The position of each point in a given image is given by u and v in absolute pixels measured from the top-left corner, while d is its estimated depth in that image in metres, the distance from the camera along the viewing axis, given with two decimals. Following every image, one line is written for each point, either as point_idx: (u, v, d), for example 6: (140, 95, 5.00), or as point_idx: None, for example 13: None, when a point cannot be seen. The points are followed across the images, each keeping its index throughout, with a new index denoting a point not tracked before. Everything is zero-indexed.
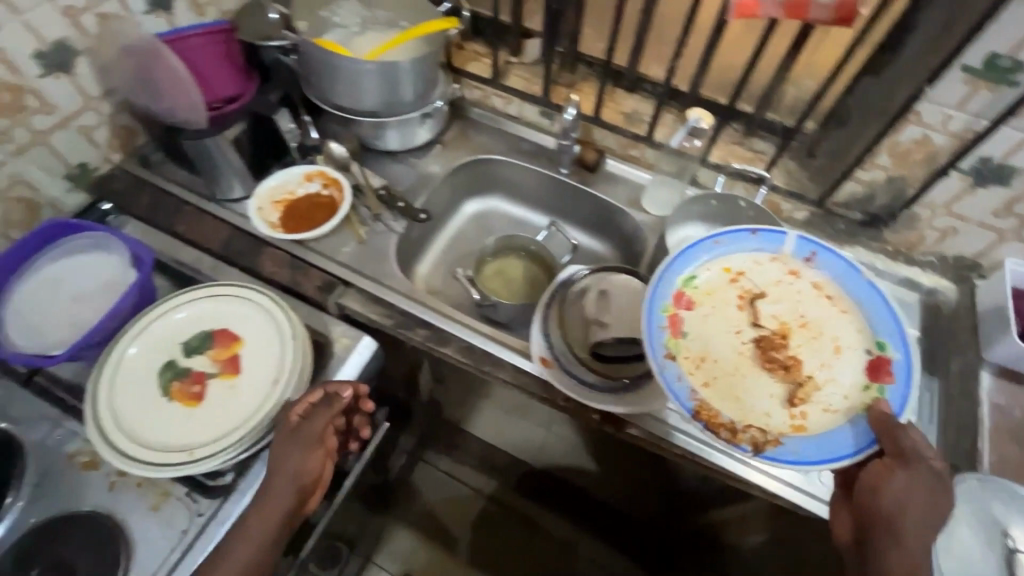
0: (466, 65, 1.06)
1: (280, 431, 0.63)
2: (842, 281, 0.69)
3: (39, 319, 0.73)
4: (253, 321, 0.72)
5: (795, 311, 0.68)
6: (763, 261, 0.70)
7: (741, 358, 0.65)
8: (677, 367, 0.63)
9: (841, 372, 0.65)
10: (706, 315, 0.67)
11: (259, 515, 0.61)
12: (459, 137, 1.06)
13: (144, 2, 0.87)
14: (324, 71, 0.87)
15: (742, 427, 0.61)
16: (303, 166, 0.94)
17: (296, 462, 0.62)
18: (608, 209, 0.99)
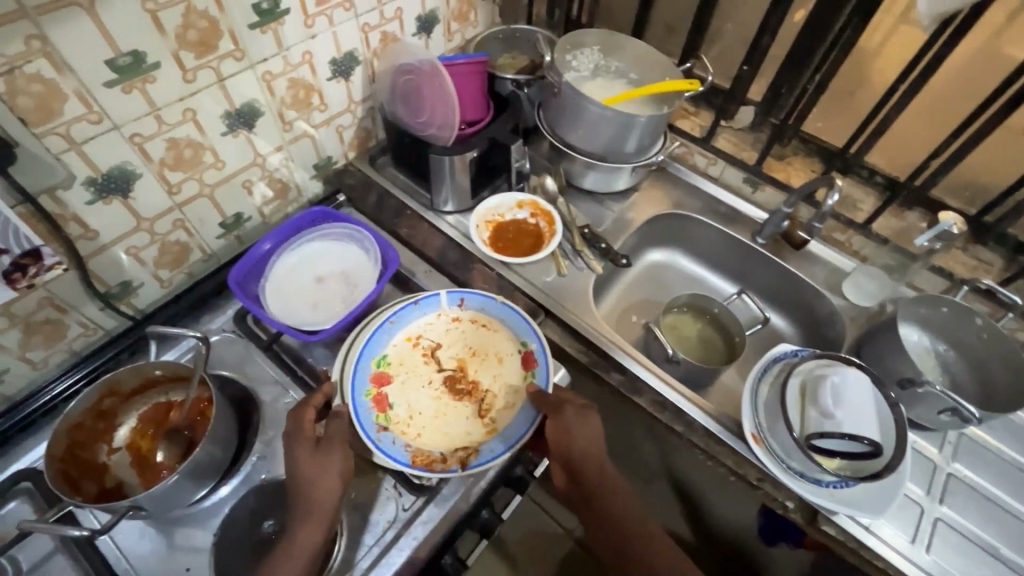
0: (676, 122, 1.09)
1: (302, 448, 0.64)
2: (485, 310, 0.82)
3: (291, 293, 0.82)
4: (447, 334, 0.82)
5: (465, 345, 0.81)
6: (429, 321, 0.82)
7: (440, 402, 0.76)
8: (392, 436, 0.72)
9: (503, 374, 0.78)
10: (403, 384, 0.77)
11: (297, 529, 0.60)
12: (656, 188, 1.08)
13: (416, 25, 0.97)
14: (567, 110, 0.92)
15: (450, 453, 0.71)
16: (517, 193, 0.99)
17: (328, 467, 0.63)
18: (804, 288, 0.97)
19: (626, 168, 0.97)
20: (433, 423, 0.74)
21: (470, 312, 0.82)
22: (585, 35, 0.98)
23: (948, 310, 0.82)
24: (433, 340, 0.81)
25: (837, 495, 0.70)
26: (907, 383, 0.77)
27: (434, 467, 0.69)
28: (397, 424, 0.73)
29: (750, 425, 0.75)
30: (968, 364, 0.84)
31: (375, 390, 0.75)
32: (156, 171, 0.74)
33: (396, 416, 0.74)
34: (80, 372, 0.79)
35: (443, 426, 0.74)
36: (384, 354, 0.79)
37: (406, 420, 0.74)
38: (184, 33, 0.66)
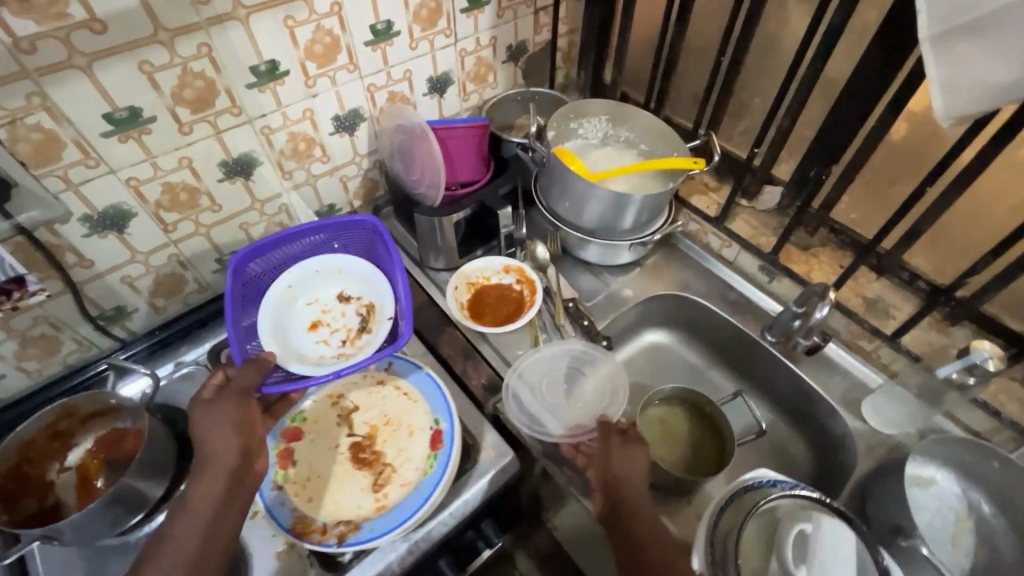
0: (691, 196, 1.02)
1: (197, 405, 0.62)
2: (406, 376, 0.76)
3: (312, 317, 0.79)
4: (367, 396, 0.75)
5: (380, 410, 0.73)
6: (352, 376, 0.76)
7: (338, 468, 0.68)
8: (282, 496, 0.66)
9: (410, 447, 0.70)
10: (310, 440, 0.71)
11: (195, 487, 0.58)
12: (662, 265, 1.00)
13: (427, 86, 0.99)
14: (556, 181, 0.88)
15: (335, 524, 0.64)
16: (506, 257, 0.95)
17: (226, 422, 0.61)
18: (815, 399, 0.84)
19: (621, 246, 0.92)
20: (328, 489, 0.66)
21: (394, 379, 0.76)
22: (587, 105, 0.94)
23: (1000, 466, 0.68)
24: (352, 402, 0.74)
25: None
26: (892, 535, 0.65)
27: (315, 538, 0.63)
28: (293, 483, 0.67)
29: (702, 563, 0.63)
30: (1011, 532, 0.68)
31: (283, 444, 0.70)
32: (152, 211, 0.79)
33: (295, 474, 0.68)
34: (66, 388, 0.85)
35: (338, 495, 0.66)
36: (300, 408, 0.73)
37: (304, 480, 0.68)
38: (181, 91, 0.71)
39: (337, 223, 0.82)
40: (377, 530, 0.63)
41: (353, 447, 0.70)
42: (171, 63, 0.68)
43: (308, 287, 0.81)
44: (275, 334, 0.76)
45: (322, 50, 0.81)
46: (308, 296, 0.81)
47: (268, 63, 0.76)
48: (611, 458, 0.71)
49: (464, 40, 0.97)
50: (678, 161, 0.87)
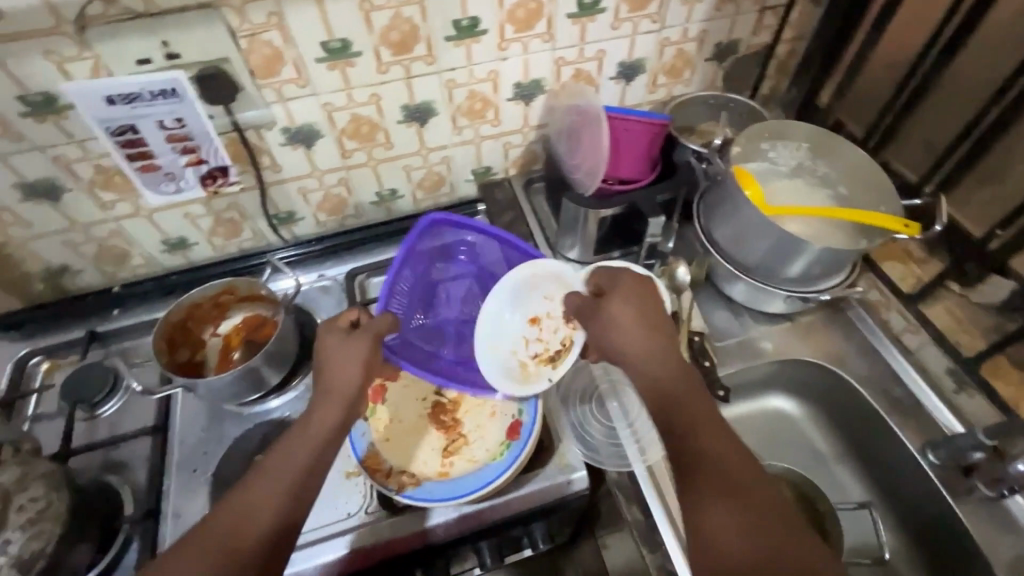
0: (882, 261, 0.85)
1: (330, 331, 0.66)
2: None
3: (535, 311, 0.74)
4: (465, 367, 0.77)
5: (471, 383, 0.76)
6: (457, 342, 0.79)
7: (419, 421, 0.73)
8: (364, 427, 0.71)
9: (487, 430, 0.72)
10: (403, 386, 0.76)
11: (318, 411, 0.62)
12: (814, 329, 0.85)
13: (617, 70, 0.93)
14: (723, 206, 0.79)
15: (398, 472, 0.68)
16: (641, 268, 0.86)
17: (355, 356, 0.65)
18: (968, 552, 0.68)
19: (777, 294, 0.80)
20: (406, 436, 0.71)
21: None
22: (792, 126, 0.82)
23: None
24: (449, 363, 0.77)
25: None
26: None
27: (378, 476, 0.67)
28: (376, 419, 0.72)
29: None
30: None
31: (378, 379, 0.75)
32: (336, 136, 0.87)
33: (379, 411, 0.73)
34: (232, 267, 0.99)
35: (413, 445, 0.71)
36: None
37: (386, 421, 0.73)
38: (388, 33, 0.76)
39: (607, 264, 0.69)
40: (439, 492, 0.65)
41: (437, 407, 0.74)
42: (386, 5, 0.72)
43: (556, 284, 0.74)
44: (493, 315, 0.74)
45: (524, 15, 0.80)
46: (550, 291, 0.74)
47: (470, 19, 0.78)
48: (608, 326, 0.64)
49: (672, 28, 0.89)
50: (885, 218, 0.72)
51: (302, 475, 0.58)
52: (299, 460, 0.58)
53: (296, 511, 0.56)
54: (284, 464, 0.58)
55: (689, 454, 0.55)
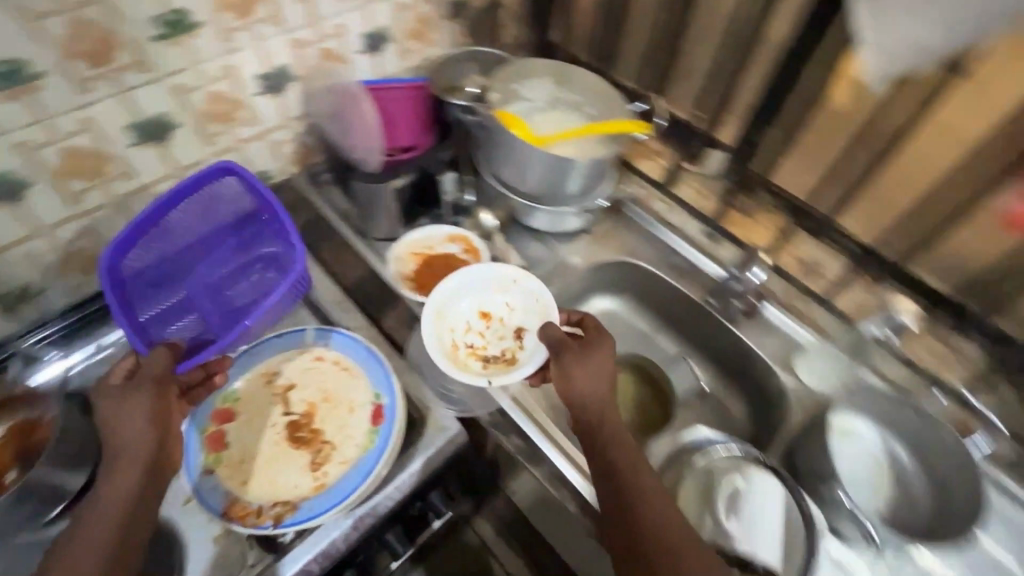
0: (637, 161, 1.02)
1: (100, 396, 0.58)
2: (348, 352, 0.72)
3: (490, 309, 0.80)
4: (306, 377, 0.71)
5: (318, 389, 0.70)
6: (289, 356, 0.72)
7: (274, 449, 0.66)
8: (215, 480, 0.63)
9: (349, 425, 0.67)
10: (245, 422, 0.68)
11: (111, 476, 0.55)
12: (607, 231, 0.99)
13: (362, 43, 0.92)
14: (499, 147, 0.85)
15: (270, 506, 0.62)
16: (450, 227, 0.93)
17: (115, 411, 0.57)
18: (753, 360, 0.87)
19: (568, 211, 0.90)
20: (266, 470, 0.65)
21: (332, 354, 0.72)
22: (532, 65, 0.93)
23: (917, 416, 0.73)
24: (288, 379, 0.71)
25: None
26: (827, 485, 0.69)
27: (249, 520, 0.61)
28: (227, 467, 0.64)
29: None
30: (922, 475, 0.74)
31: (213, 427, 0.67)
32: (50, 180, 0.71)
33: (227, 458, 0.65)
34: None
35: (275, 475, 0.64)
36: (234, 388, 0.70)
37: (238, 464, 0.65)
38: (70, 43, 0.63)
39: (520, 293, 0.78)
40: (318, 508, 0.62)
41: (291, 426, 0.68)
42: (53, 9, 0.60)
43: (524, 296, 0.80)
44: (456, 292, 0.81)
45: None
46: (512, 300, 0.81)
47: (175, 12, 0.69)
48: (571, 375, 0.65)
49: None
50: (623, 124, 0.84)
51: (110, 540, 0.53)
52: (96, 536, 0.52)
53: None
54: (84, 559, 0.51)
55: (643, 513, 0.57)
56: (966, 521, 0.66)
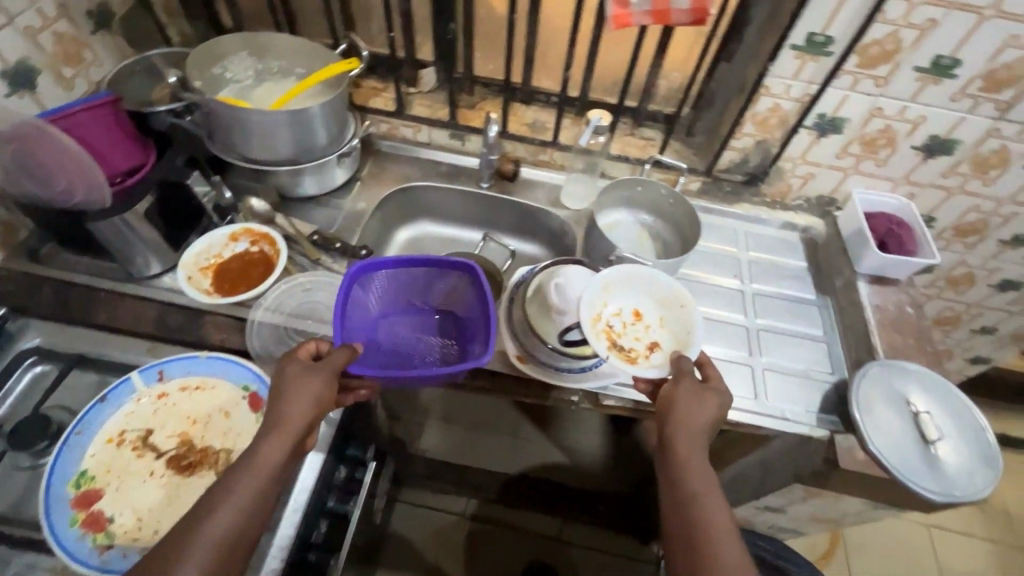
0: (368, 102, 1.09)
1: (293, 361, 0.64)
2: (194, 372, 0.69)
3: (641, 309, 0.79)
4: (162, 413, 0.66)
5: (185, 415, 0.66)
6: (129, 409, 0.65)
7: (169, 487, 0.61)
8: (120, 550, 0.56)
9: (237, 424, 0.66)
10: (119, 490, 0.60)
11: (268, 443, 0.58)
12: (376, 171, 1.08)
13: (7, 84, 0.80)
14: (232, 128, 0.84)
15: None
16: (226, 227, 0.90)
17: (306, 397, 0.61)
18: (533, 212, 1.07)
19: (330, 160, 0.94)
20: (170, 510, 0.59)
21: (177, 382, 0.68)
22: (221, 43, 0.90)
23: (641, 188, 1.01)
24: (142, 428, 0.64)
25: (597, 374, 0.81)
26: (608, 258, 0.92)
27: None
28: (126, 534, 0.57)
29: (514, 348, 0.81)
30: (662, 225, 1.03)
31: (83, 512, 0.58)
32: None
33: (122, 526, 0.58)
34: None
35: (184, 505, 0.59)
36: (83, 470, 0.61)
37: (137, 525, 0.58)
38: None
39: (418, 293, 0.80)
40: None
41: (170, 461, 0.62)
42: None
43: (619, 294, 0.80)
44: (625, 287, 0.80)
45: None
46: (644, 299, 0.80)
47: None
48: (681, 402, 0.70)
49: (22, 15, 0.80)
50: (335, 65, 0.90)
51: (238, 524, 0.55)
52: (228, 522, 0.54)
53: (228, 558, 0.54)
54: (217, 524, 0.53)
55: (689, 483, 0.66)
56: (693, 233, 0.97)
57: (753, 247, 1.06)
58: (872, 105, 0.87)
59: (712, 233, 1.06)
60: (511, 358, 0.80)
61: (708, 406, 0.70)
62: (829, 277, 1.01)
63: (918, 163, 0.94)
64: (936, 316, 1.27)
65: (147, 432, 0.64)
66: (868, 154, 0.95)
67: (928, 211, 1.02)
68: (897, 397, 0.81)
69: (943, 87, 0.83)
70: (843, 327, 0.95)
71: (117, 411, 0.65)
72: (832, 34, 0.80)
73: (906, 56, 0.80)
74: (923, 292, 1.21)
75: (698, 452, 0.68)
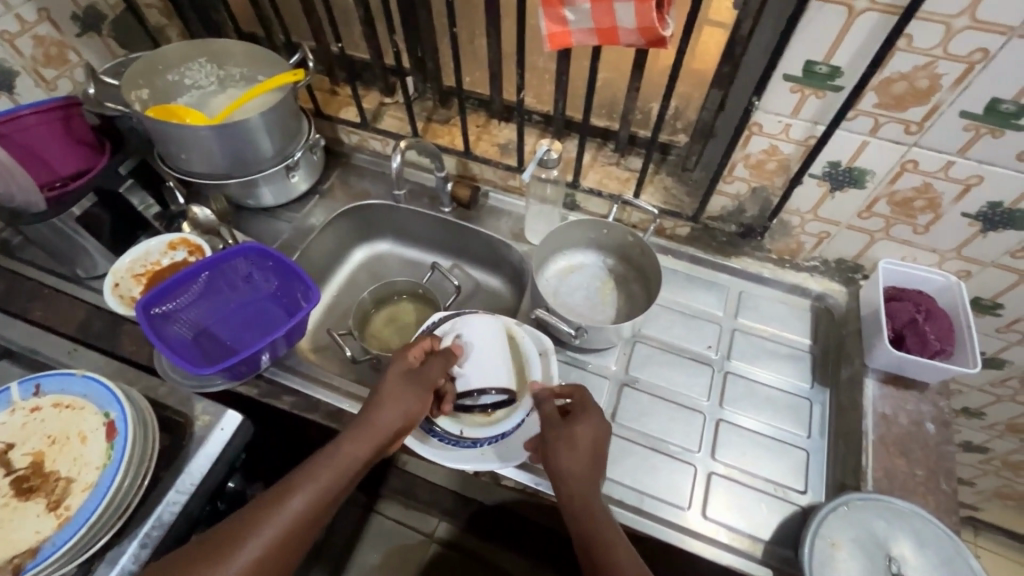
0: (339, 111, 1.04)
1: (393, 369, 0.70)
2: (68, 389, 0.69)
3: None
4: (25, 430, 0.66)
5: (42, 435, 0.66)
6: (1, 420, 0.67)
7: (2, 510, 0.61)
8: None
9: (83, 455, 0.65)
10: None
11: (354, 441, 0.64)
12: (339, 184, 1.04)
13: None
14: (167, 139, 0.83)
15: (5, 563, 0.58)
16: (166, 235, 0.90)
17: (405, 403, 0.68)
18: (492, 243, 0.97)
19: (275, 172, 0.92)
20: None
21: (50, 398, 0.68)
22: (171, 53, 0.89)
23: (607, 232, 0.87)
24: (4, 441, 0.66)
25: (486, 454, 0.72)
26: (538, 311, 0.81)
27: None
28: None
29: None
30: (630, 275, 0.89)
31: None
32: None
33: None
34: None
35: (6, 533, 0.60)
36: None
37: None
38: None
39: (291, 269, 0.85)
40: (63, 537, 0.59)
41: (14, 481, 0.63)
42: None
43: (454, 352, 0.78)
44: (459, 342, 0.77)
45: None
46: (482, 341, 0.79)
47: None
48: (565, 449, 0.64)
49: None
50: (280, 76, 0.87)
51: (302, 517, 0.60)
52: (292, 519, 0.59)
53: (286, 551, 0.59)
54: (276, 524, 0.58)
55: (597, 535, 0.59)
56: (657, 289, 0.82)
57: (744, 314, 0.86)
58: (903, 157, 0.66)
59: (696, 288, 0.89)
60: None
61: (583, 443, 0.64)
62: (834, 364, 0.81)
63: (974, 236, 0.70)
64: (1007, 423, 0.99)
65: (7, 447, 0.65)
66: (901, 217, 0.73)
67: (990, 295, 0.77)
68: (871, 542, 0.62)
69: (1004, 141, 0.60)
70: (835, 435, 0.75)
71: None
72: (839, 64, 0.61)
73: (948, 97, 0.59)
74: (988, 391, 0.94)
75: (590, 486, 0.62)
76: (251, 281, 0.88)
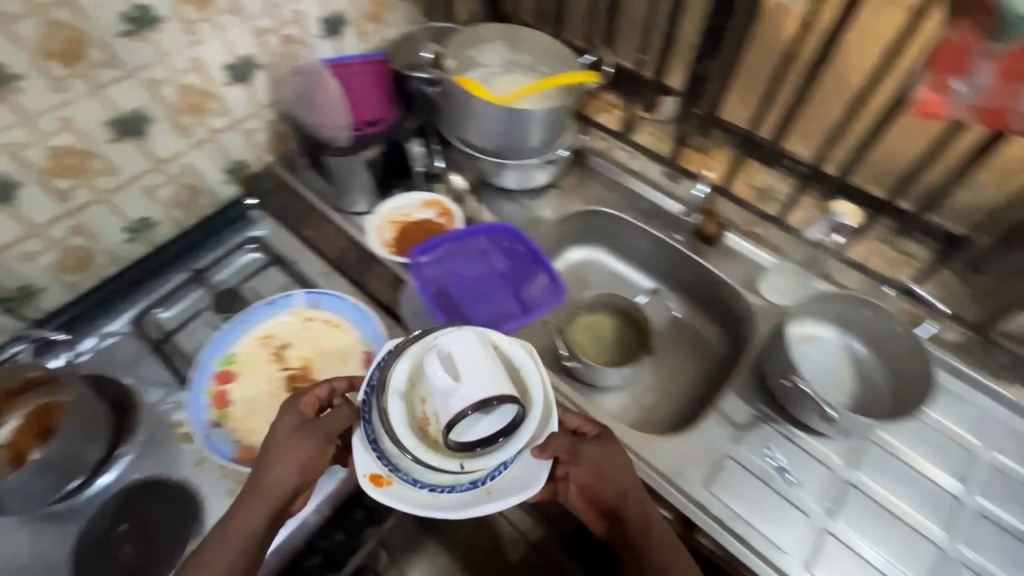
0: (597, 116, 1.07)
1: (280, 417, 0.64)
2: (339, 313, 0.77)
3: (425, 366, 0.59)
4: (302, 335, 0.76)
5: (312, 347, 0.76)
6: (282, 320, 0.77)
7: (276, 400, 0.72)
8: (223, 431, 0.69)
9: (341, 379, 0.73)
10: (242, 382, 0.73)
11: (241, 511, 0.61)
12: (576, 183, 1.05)
13: (322, 27, 0.97)
14: (461, 108, 0.90)
15: None
16: (422, 193, 0.98)
17: (298, 464, 0.62)
18: (719, 284, 0.93)
19: (532, 164, 0.96)
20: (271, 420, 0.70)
21: (323, 315, 0.78)
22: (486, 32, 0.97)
23: (869, 312, 0.79)
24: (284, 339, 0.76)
25: (494, 491, 0.56)
26: (780, 377, 0.74)
27: None
28: (234, 420, 0.70)
29: (376, 464, 0.57)
30: (876, 365, 0.81)
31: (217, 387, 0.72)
32: (41, 179, 0.76)
33: (234, 412, 0.71)
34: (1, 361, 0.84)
35: None
36: (232, 351, 0.75)
37: (244, 417, 0.71)
38: (47, 44, 0.68)
39: (538, 256, 0.89)
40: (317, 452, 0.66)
41: (288, 379, 0.74)
42: (27, 11, 0.65)
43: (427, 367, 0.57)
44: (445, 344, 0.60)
45: None
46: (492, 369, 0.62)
47: (140, 9, 0.73)
48: (598, 465, 0.64)
49: None
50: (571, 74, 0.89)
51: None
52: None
53: None
54: None
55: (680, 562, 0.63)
56: (918, 393, 0.74)
57: (1004, 448, 0.75)
58: None
59: (953, 404, 0.78)
60: (362, 484, 0.56)
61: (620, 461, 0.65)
62: None
63: None
64: None
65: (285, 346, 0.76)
66: None
67: None
68: None
69: None
70: None
71: (276, 316, 0.77)
72: None
73: None
74: None
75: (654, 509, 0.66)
76: (484, 255, 0.92)
